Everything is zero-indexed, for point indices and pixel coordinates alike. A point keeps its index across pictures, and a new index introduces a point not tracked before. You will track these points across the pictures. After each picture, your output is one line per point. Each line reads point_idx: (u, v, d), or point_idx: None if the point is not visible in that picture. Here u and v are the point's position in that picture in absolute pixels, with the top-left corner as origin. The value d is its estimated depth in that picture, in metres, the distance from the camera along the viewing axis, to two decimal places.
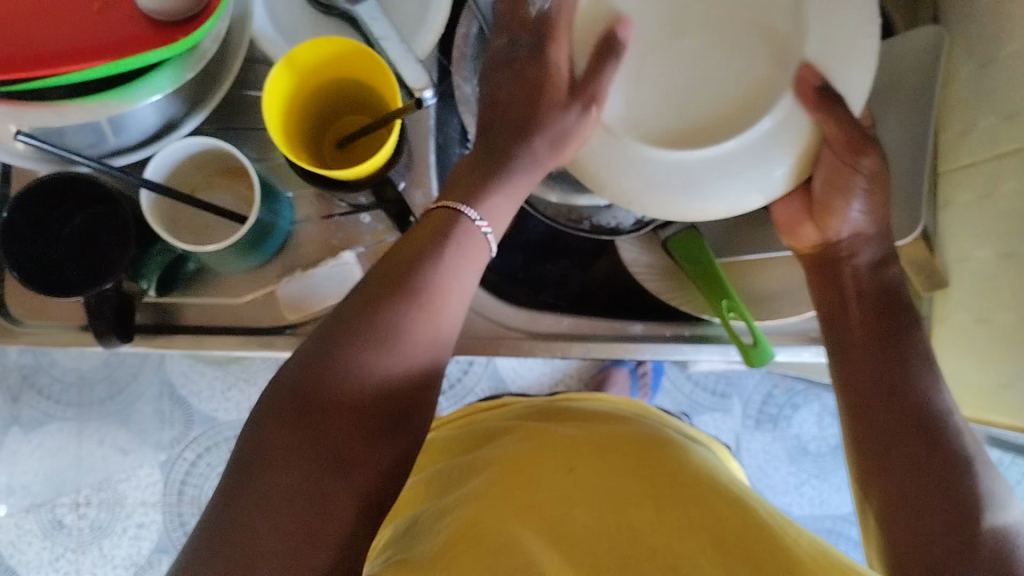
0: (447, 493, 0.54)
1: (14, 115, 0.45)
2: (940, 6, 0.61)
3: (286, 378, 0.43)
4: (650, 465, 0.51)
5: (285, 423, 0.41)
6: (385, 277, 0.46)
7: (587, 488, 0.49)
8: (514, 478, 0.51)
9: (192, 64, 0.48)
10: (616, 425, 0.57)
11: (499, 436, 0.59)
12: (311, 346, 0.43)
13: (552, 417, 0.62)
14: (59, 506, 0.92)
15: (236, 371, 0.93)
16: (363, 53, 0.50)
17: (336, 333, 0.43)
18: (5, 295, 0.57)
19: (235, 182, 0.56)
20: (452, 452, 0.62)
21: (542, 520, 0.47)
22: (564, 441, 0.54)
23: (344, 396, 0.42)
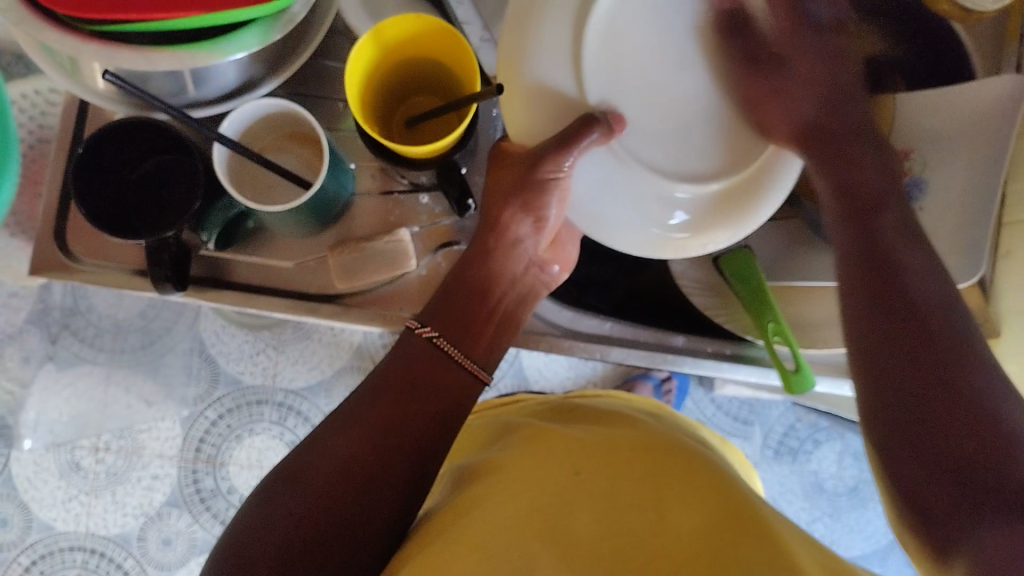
0: (451, 491, 0.54)
1: (103, 55, 0.45)
2: None
3: (273, 481, 0.48)
4: (657, 473, 0.51)
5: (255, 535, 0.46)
6: (382, 369, 0.52)
7: (592, 493, 0.49)
8: (516, 479, 0.51)
9: (280, 26, 0.49)
10: (627, 429, 0.57)
11: (506, 436, 0.59)
12: (327, 425, 0.51)
13: (568, 418, 0.61)
14: (77, 449, 0.93)
15: (267, 338, 0.94)
16: (448, 35, 0.50)
17: (323, 448, 0.49)
18: (65, 231, 0.58)
19: (303, 148, 0.56)
20: (467, 447, 0.63)
21: (541, 522, 0.47)
22: (570, 444, 0.54)
23: (323, 492, 0.47)
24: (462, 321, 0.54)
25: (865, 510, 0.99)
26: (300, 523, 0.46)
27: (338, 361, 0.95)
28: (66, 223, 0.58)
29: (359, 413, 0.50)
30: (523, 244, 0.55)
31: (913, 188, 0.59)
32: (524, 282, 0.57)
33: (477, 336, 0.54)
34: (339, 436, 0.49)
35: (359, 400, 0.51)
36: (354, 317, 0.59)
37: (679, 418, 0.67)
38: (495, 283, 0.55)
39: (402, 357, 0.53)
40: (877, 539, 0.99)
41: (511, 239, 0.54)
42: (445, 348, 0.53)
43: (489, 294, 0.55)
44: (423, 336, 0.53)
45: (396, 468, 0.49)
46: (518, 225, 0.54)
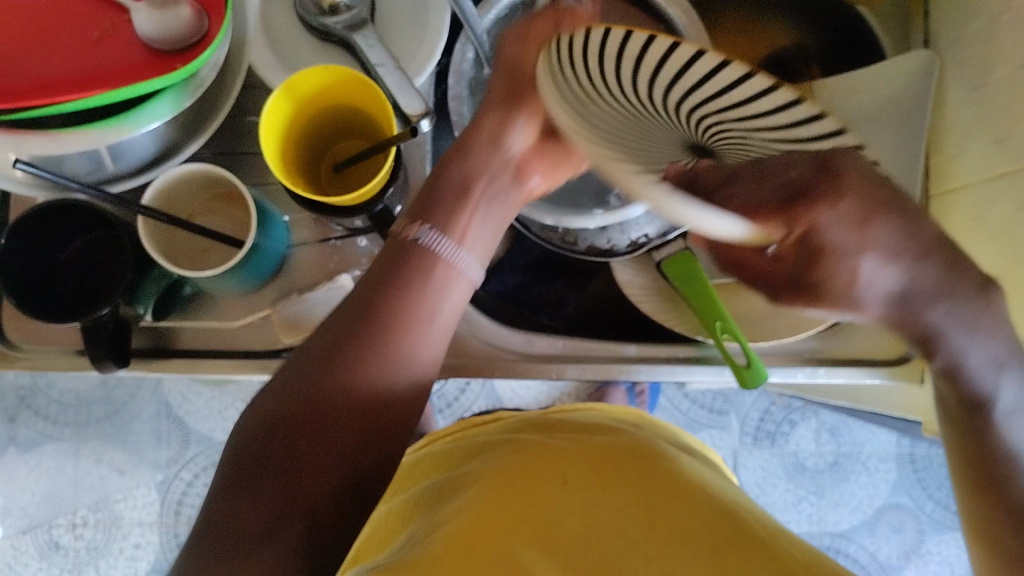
0: (439, 510, 0.53)
1: (12, 143, 0.45)
2: (932, 30, 0.62)
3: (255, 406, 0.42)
4: (641, 470, 0.52)
5: (247, 481, 0.39)
6: (354, 294, 0.45)
7: (580, 499, 0.49)
8: (502, 492, 0.51)
9: (191, 91, 0.49)
10: (608, 436, 0.57)
11: (489, 448, 0.59)
12: (313, 348, 0.43)
13: (543, 431, 0.61)
14: (55, 527, 0.91)
15: (233, 391, 0.93)
16: (361, 81, 0.50)
17: (298, 371, 0.42)
18: (2, 320, 0.57)
19: (232, 207, 0.56)
20: (444, 465, 0.62)
21: (538, 536, 0.46)
22: (555, 452, 0.54)
23: (314, 420, 0.40)
24: (452, 214, 0.47)
25: (847, 482, 1.00)
26: (276, 491, 0.39)
27: None
28: (2, 312, 0.57)
29: (331, 353, 0.42)
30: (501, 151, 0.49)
31: None
32: (504, 180, 0.50)
33: (456, 220, 0.47)
34: (308, 383, 0.41)
35: (330, 324, 0.44)
36: None
37: (656, 425, 0.66)
38: (470, 181, 0.48)
39: (380, 261, 0.45)
40: (863, 511, 1.00)
41: (493, 139, 0.49)
42: (436, 243, 0.45)
43: (469, 190, 0.48)
44: (411, 234, 0.45)
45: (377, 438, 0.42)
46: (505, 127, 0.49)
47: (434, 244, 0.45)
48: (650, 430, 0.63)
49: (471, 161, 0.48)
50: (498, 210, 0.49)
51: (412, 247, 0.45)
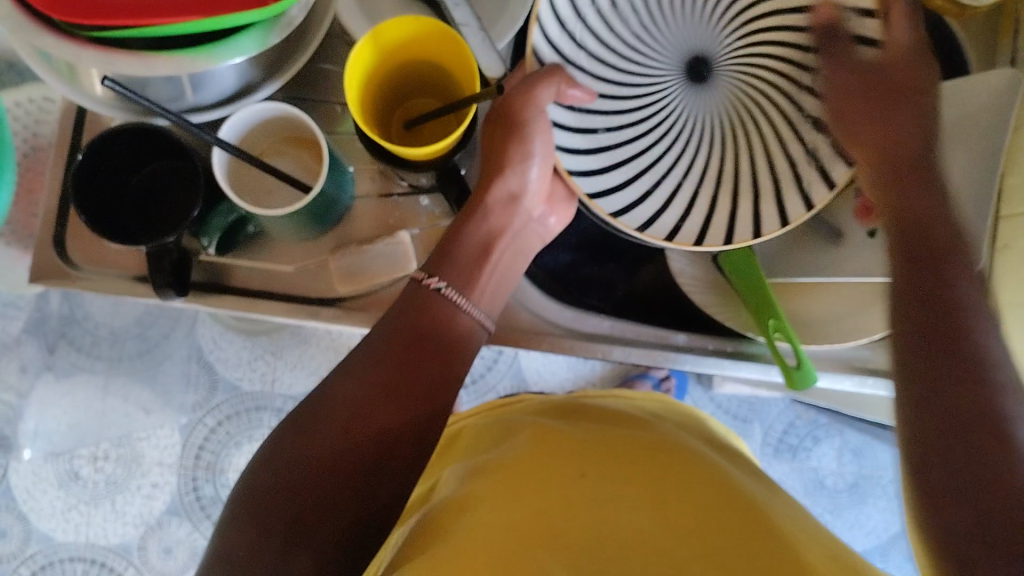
0: (454, 491, 0.54)
1: (102, 61, 0.45)
2: (1019, 49, 0.61)
3: (288, 425, 0.49)
4: (660, 470, 0.51)
5: (302, 440, 0.47)
6: (377, 330, 0.52)
7: (593, 494, 0.49)
8: (514, 483, 0.51)
9: (279, 29, 0.49)
10: (633, 431, 0.57)
11: (511, 436, 0.58)
12: (349, 360, 0.51)
13: (569, 418, 0.61)
14: (76, 458, 0.93)
15: (265, 343, 0.94)
16: (448, 37, 0.50)
17: (338, 378, 0.50)
18: (65, 238, 0.58)
19: (301, 151, 0.56)
20: (469, 449, 0.62)
21: (541, 527, 0.46)
22: (573, 445, 0.54)
23: (344, 421, 0.48)
24: (466, 277, 0.55)
25: (865, 505, 1.00)
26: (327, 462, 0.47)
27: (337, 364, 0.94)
28: (66, 230, 0.58)
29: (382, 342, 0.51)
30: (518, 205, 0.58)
31: None
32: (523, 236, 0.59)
33: (474, 285, 0.56)
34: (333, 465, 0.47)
35: (359, 359, 0.51)
36: (354, 320, 0.59)
37: (685, 414, 0.66)
38: (494, 239, 0.57)
39: (404, 305, 0.53)
40: (878, 535, 1.00)
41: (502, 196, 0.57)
42: (451, 296, 0.54)
43: (491, 249, 0.57)
44: (428, 286, 0.54)
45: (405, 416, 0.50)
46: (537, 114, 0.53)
47: (450, 297, 0.54)
48: (674, 422, 0.62)
49: (489, 224, 0.57)
50: (514, 265, 0.59)
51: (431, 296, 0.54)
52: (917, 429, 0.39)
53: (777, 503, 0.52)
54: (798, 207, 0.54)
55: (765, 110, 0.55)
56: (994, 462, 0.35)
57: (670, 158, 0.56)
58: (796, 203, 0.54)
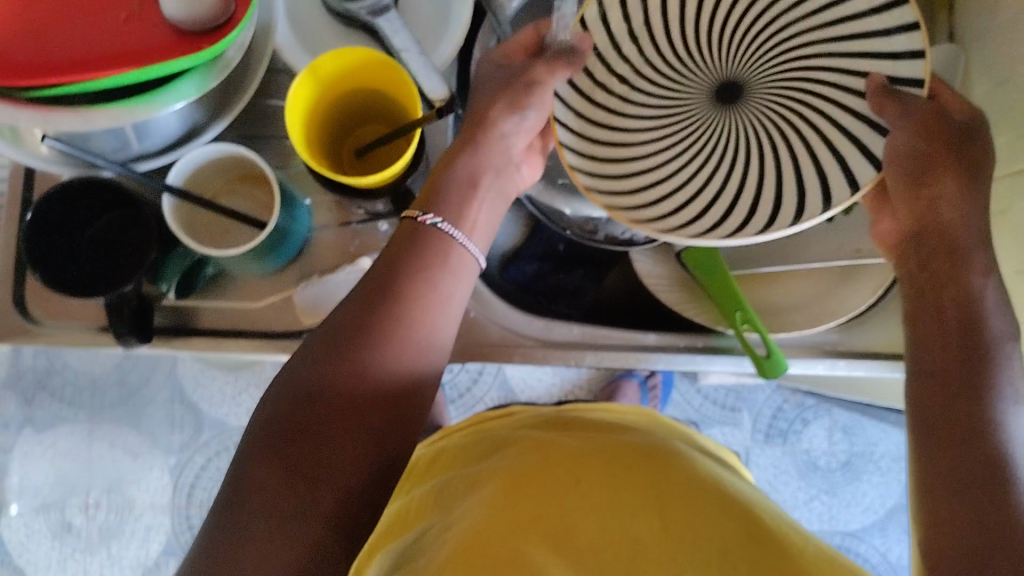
0: (448, 502, 0.52)
1: (40, 120, 0.45)
2: (958, 23, 0.61)
3: (276, 396, 0.43)
4: (654, 475, 0.51)
5: (301, 405, 0.42)
6: (360, 285, 0.46)
7: (591, 502, 0.49)
8: (520, 481, 0.50)
9: (217, 72, 0.49)
10: (624, 436, 0.57)
11: (503, 447, 0.57)
12: (329, 328, 0.44)
13: (559, 428, 0.59)
14: (68, 507, 0.92)
15: (249, 376, 0.94)
16: (388, 64, 0.50)
17: (327, 339, 0.43)
18: (25, 295, 0.58)
19: (254, 188, 0.56)
20: (455, 461, 0.59)
21: (542, 536, 0.46)
22: (568, 451, 0.53)
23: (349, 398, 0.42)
24: (456, 216, 0.48)
25: (860, 482, 1.00)
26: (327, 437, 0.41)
27: None
28: (25, 287, 0.58)
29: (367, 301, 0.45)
30: (507, 141, 0.50)
31: None
32: (508, 179, 0.51)
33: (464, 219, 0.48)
34: (336, 426, 0.42)
35: (343, 317, 0.44)
36: None
37: (673, 430, 0.65)
38: (479, 178, 0.49)
39: (395, 243, 0.47)
40: (875, 510, 0.99)
41: (497, 135, 0.49)
42: (448, 233, 0.47)
43: (478, 187, 0.49)
44: (425, 223, 0.46)
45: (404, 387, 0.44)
46: (505, 122, 0.49)
47: (444, 232, 0.46)
48: (664, 432, 0.62)
49: (477, 158, 0.49)
50: (500, 210, 0.51)
51: (420, 234, 0.46)
52: (930, 429, 0.41)
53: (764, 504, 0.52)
54: (816, 202, 0.47)
55: (793, 133, 0.48)
56: (997, 481, 0.38)
57: (700, 176, 0.49)
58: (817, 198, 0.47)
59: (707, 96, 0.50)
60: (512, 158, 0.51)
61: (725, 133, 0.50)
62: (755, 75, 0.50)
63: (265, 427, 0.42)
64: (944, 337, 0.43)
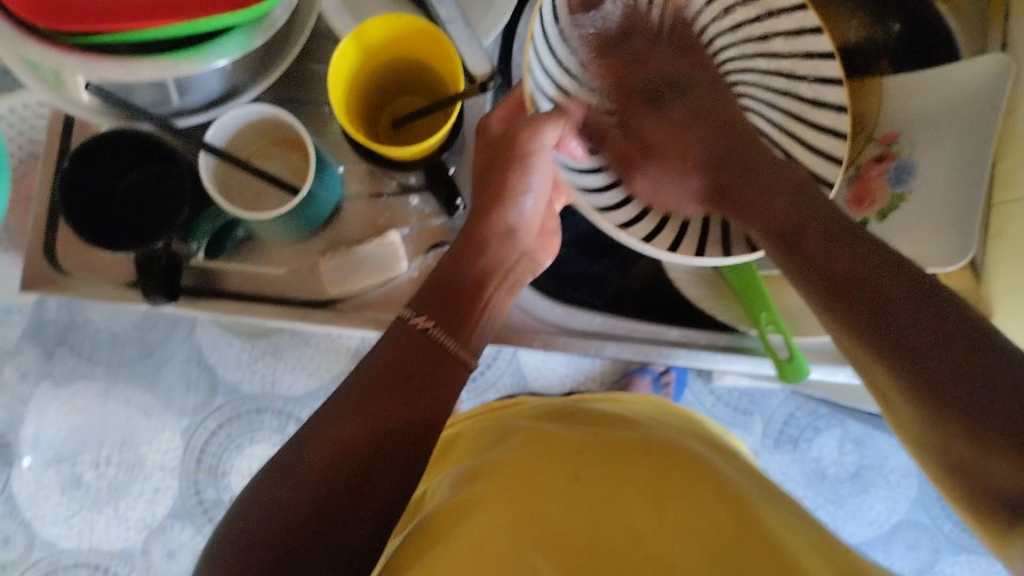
0: (449, 494, 0.53)
1: (86, 68, 0.45)
2: (1010, 33, 0.60)
3: (270, 468, 0.46)
4: (655, 469, 0.51)
5: (287, 471, 0.45)
6: (358, 371, 0.49)
7: (587, 496, 0.49)
8: (515, 476, 0.51)
9: (262, 31, 0.49)
10: (629, 431, 0.56)
11: (505, 439, 0.58)
12: (323, 412, 0.48)
13: (564, 420, 0.60)
14: (79, 463, 0.92)
15: (264, 345, 0.94)
16: (433, 34, 0.50)
17: (324, 423, 0.47)
18: (56, 244, 0.58)
19: (289, 152, 0.56)
20: (467, 454, 0.61)
21: (534, 524, 0.46)
22: (569, 445, 0.54)
23: (332, 460, 0.45)
24: (462, 309, 0.53)
25: (867, 495, 0.99)
26: (306, 496, 0.44)
27: (335, 365, 0.94)
28: (57, 236, 0.58)
29: (360, 395, 0.48)
30: (516, 235, 0.56)
31: (899, 171, 0.60)
32: (516, 269, 0.57)
33: (471, 313, 0.53)
34: (319, 494, 0.44)
35: (341, 400, 0.48)
36: (346, 322, 0.59)
37: (683, 418, 0.66)
38: (491, 272, 0.55)
39: (389, 346, 0.50)
40: (881, 524, 0.99)
41: (504, 230, 0.55)
42: (440, 338, 0.50)
43: (488, 281, 0.55)
44: (416, 327, 0.50)
45: (391, 458, 0.46)
46: (511, 216, 0.55)
47: (438, 338, 0.50)
48: (670, 423, 0.62)
49: (487, 256, 0.55)
50: (508, 297, 0.57)
51: (414, 336, 0.50)
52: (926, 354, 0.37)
53: (774, 507, 0.51)
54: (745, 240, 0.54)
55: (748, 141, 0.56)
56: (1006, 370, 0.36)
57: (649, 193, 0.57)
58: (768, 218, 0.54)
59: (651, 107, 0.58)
60: (521, 251, 0.57)
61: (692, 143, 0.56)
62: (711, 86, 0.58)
63: (260, 490, 0.45)
64: (826, 235, 0.44)
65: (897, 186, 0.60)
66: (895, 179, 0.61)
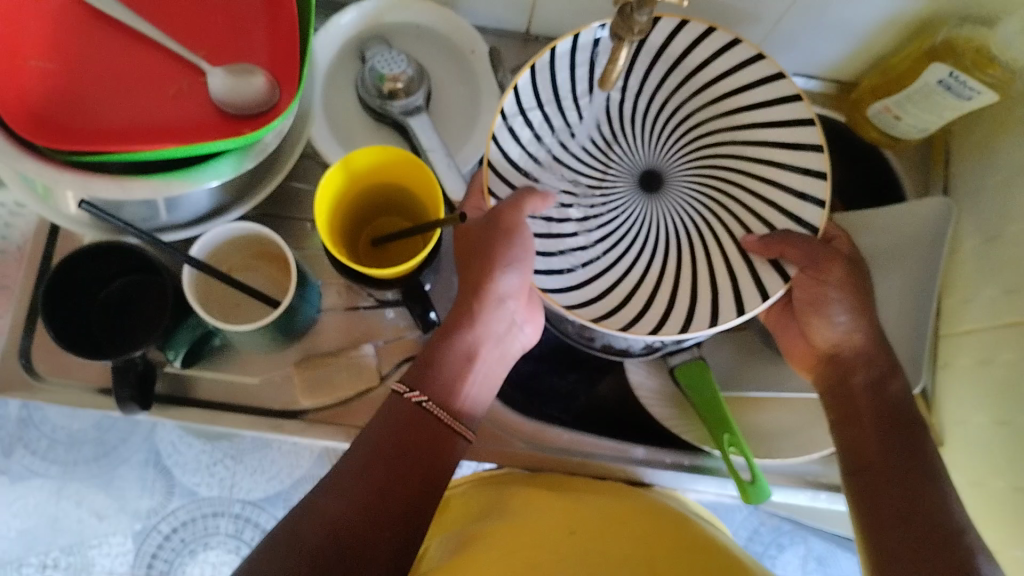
0: (442, 555, 0.53)
1: (79, 184, 0.47)
2: (951, 179, 0.65)
3: (270, 537, 0.46)
4: (652, 536, 0.52)
5: (287, 535, 0.45)
6: (360, 443, 0.50)
7: (584, 548, 0.50)
8: (514, 535, 0.52)
9: (253, 156, 0.51)
10: (625, 501, 0.57)
11: (498, 506, 0.58)
12: (323, 484, 0.48)
13: (558, 488, 0.60)
14: (25, 565, 0.90)
15: (225, 448, 0.92)
16: (414, 164, 0.53)
17: (324, 494, 0.47)
18: (31, 349, 0.59)
19: (268, 265, 0.58)
20: (454, 521, 0.60)
21: (532, 574, 0.47)
22: (566, 506, 0.55)
23: (332, 530, 0.45)
24: (448, 382, 0.53)
25: None
26: (307, 556, 0.44)
27: (297, 469, 0.93)
28: (33, 340, 0.59)
29: (360, 466, 0.49)
30: (508, 309, 0.56)
31: None
32: (506, 343, 0.57)
33: (457, 388, 0.54)
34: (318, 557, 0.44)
35: (342, 471, 0.49)
36: (317, 433, 0.60)
37: None
38: (479, 345, 0.55)
39: (387, 420, 0.51)
40: None
41: (497, 301, 0.55)
42: (434, 412, 0.52)
43: (474, 358, 0.55)
44: (411, 400, 0.51)
45: (386, 524, 0.47)
46: (501, 287, 0.54)
47: (433, 412, 0.52)
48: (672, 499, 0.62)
49: (477, 330, 0.55)
50: (499, 370, 0.57)
51: (410, 409, 0.51)
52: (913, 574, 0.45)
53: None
54: (754, 297, 0.55)
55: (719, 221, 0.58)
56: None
57: (640, 267, 0.58)
58: (772, 277, 0.55)
59: (632, 184, 0.60)
60: (512, 321, 0.57)
61: (656, 224, 0.59)
62: (672, 165, 0.60)
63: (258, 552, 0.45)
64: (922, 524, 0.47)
65: None
66: None
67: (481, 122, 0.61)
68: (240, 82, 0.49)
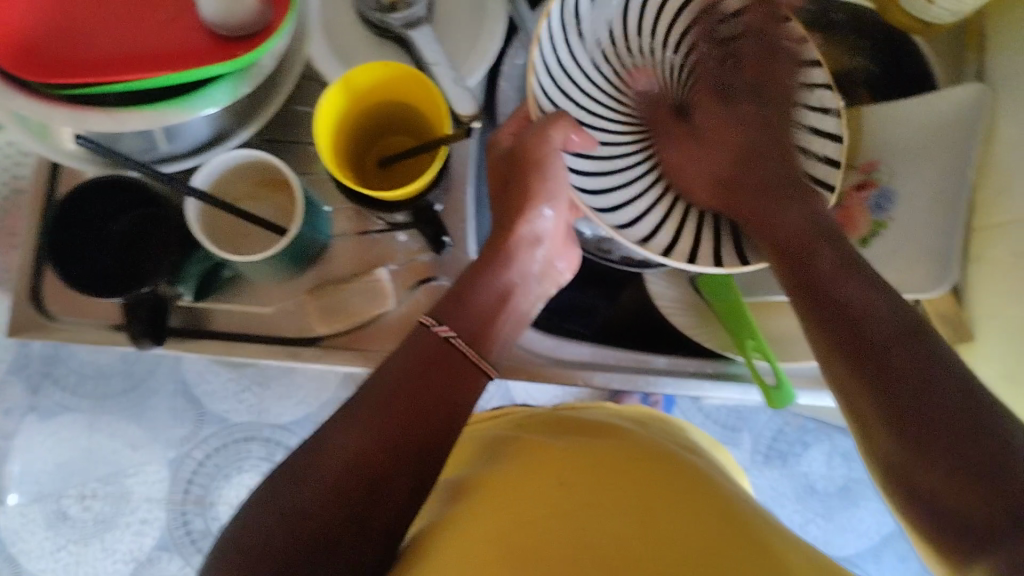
0: (440, 509, 0.53)
1: (74, 120, 0.45)
2: (986, 63, 0.62)
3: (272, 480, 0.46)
4: (652, 478, 0.51)
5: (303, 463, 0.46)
6: (385, 375, 0.49)
7: (579, 497, 0.49)
8: (510, 487, 0.51)
9: (250, 79, 0.49)
10: (614, 440, 0.56)
11: (493, 450, 0.58)
12: (343, 413, 0.48)
13: (554, 431, 0.59)
14: (64, 498, 0.90)
15: (250, 375, 0.92)
16: (418, 79, 0.51)
17: (334, 432, 0.47)
18: (42, 290, 0.58)
19: (275, 194, 0.56)
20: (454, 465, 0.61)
21: (529, 532, 0.46)
22: (560, 450, 0.54)
23: (346, 473, 0.45)
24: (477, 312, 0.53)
25: (857, 509, 0.98)
26: (325, 505, 0.44)
27: (323, 392, 0.92)
28: (42, 280, 0.58)
29: (378, 401, 0.48)
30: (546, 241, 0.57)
31: (881, 198, 0.61)
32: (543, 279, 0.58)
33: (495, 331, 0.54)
34: (335, 503, 0.45)
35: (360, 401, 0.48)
36: (334, 359, 0.59)
37: (665, 422, 0.65)
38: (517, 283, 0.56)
39: (411, 348, 0.51)
40: (871, 537, 0.98)
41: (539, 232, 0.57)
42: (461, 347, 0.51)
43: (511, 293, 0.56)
44: (440, 334, 0.51)
45: (404, 472, 0.47)
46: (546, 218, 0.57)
47: (459, 347, 0.51)
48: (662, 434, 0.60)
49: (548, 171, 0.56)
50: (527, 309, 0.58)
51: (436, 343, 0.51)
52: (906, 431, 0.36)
53: (784, 530, 0.50)
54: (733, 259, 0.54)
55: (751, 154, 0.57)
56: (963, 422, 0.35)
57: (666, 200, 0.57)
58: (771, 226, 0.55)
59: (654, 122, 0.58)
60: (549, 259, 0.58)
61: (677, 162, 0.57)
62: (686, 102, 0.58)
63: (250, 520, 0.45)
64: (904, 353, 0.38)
65: (877, 214, 0.61)
66: (877, 206, 0.61)
67: (488, 31, 0.58)
68: (230, 2, 0.46)
